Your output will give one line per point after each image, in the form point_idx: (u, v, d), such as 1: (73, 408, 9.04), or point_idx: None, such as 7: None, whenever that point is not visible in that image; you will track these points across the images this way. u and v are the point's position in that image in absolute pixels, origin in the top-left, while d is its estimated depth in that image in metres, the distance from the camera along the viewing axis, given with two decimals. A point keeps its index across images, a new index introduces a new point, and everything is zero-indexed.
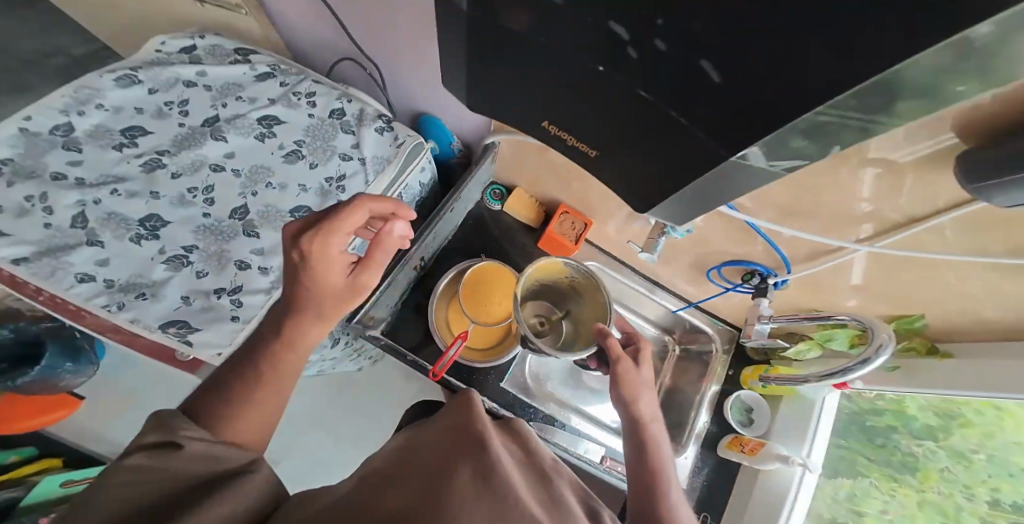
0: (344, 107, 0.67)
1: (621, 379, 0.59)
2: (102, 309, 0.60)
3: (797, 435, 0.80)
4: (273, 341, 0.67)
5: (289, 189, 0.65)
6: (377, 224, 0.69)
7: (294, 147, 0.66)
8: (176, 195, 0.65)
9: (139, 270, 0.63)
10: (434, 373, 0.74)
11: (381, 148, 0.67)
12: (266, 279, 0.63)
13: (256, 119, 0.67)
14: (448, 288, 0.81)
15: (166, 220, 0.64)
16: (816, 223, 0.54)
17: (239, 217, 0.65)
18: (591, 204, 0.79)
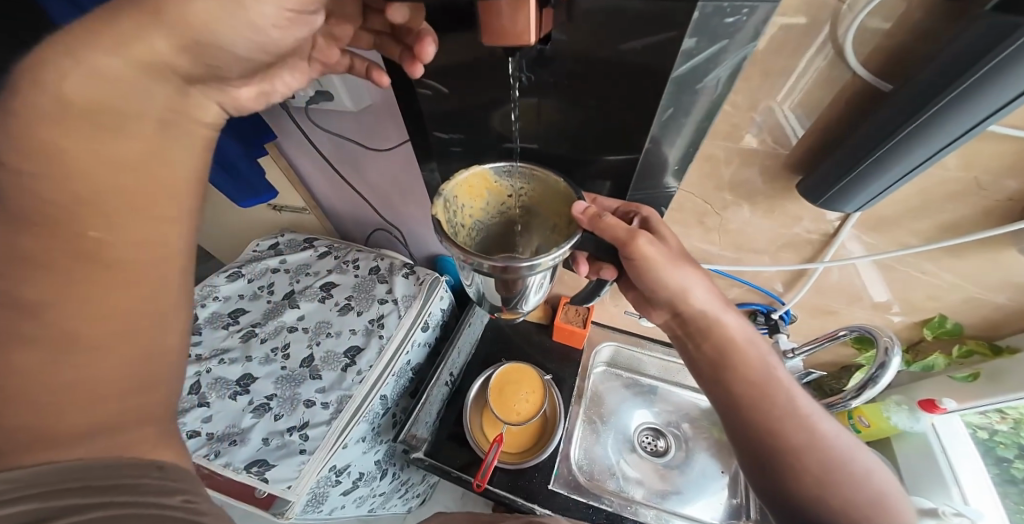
0: (380, 264, 0.89)
1: (643, 266, 0.43)
2: (202, 458, 0.68)
3: (936, 477, 0.71)
4: (331, 478, 0.73)
5: (344, 334, 0.81)
6: (412, 350, 0.81)
7: (346, 302, 0.85)
8: (264, 354, 0.80)
9: (233, 418, 0.73)
10: (478, 482, 0.76)
11: (408, 288, 0.84)
12: (327, 411, 0.72)
13: (320, 287, 0.88)
14: (478, 397, 0.89)
15: (253, 376, 0.77)
16: (768, 253, 0.59)
17: (307, 364, 0.78)
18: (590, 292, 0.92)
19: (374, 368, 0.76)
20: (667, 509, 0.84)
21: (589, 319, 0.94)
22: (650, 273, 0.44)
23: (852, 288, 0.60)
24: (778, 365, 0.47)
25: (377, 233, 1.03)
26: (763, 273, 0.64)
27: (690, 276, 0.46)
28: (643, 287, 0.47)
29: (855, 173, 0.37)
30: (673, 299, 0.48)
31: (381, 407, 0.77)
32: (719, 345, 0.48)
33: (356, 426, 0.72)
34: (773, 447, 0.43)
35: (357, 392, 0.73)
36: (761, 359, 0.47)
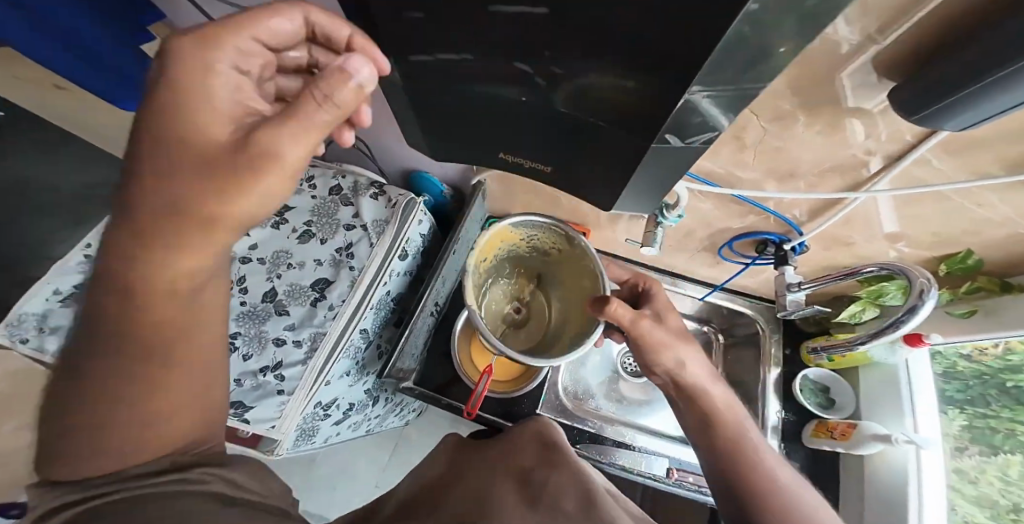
0: (342, 183, 0.75)
1: (644, 346, 0.51)
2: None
3: (894, 407, 0.75)
4: (319, 412, 0.71)
5: (307, 265, 0.70)
6: (390, 281, 0.73)
7: (305, 228, 0.72)
8: (217, 289, 0.68)
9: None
10: (468, 411, 0.76)
11: (379, 212, 0.72)
12: (301, 350, 0.65)
13: (271, 210, 0.73)
14: (466, 327, 0.86)
15: (208, 314, 0.67)
16: (810, 174, 0.51)
17: (270, 299, 0.68)
18: (588, 214, 0.82)
19: (346, 303, 0.67)
20: (635, 425, 0.88)
21: None
22: (649, 346, 0.51)
23: (893, 214, 0.54)
24: (751, 429, 0.49)
25: (337, 144, 0.88)
26: (791, 200, 0.57)
27: (685, 352, 0.51)
28: (641, 355, 0.52)
29: (983, 83, 0.27)
30: (657, 349, 0.51)
31: (363, 340, 0.73)
32: (706, 422, 0.50)
33: (336, 364, 0.67)
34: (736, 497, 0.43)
35: (330, 331, 0.66)
36: (728, 408, 0.50)
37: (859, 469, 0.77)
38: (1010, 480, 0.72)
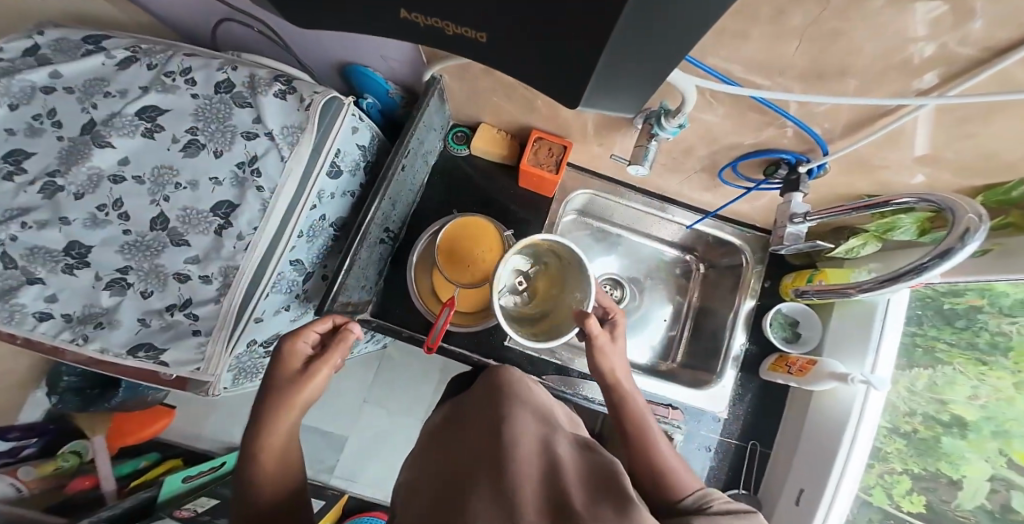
0: (231, 78, 0.57)
1: (603, 350, 0.59)
2: (68, 345, 0.54)
3: (860, 344, 0.73)
4: (259, 350, 0.64)
5: (202, 185, 0.55)
6: (319, 203, 0.61)
7: (189, 137, 0.56)
8: (87, 216, 0.54)
9: (85, 299, 0.55)
10: (428, 346, 0.69)
11: (288, 116, 0.56)
12: (213, 286, 0.55)
13: (136, 113, 0.56)
14: (424, 255, 0.76)
15: (86, 245, 0.55)
16: (866, 72, 0.37)
17: (161, 226, 0.55)
18: (567, 122, 0.67)
19: (258, 232, 0.55)
20: None
21: (565, 162, 0.71)
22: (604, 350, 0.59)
23: (949, 131, 0.42)
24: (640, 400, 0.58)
25: (229, 26, 0.68)
26: (831, 107, 0.43)
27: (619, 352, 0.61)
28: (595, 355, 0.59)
29: None
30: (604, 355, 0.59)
31: (297, 272, 0.64)
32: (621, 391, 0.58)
33: (262, 301, 0.58)
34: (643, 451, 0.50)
35: (245, 265, 0.55)
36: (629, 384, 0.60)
37: (804, 400, 0.81)
38: (915, 389, 0.74)
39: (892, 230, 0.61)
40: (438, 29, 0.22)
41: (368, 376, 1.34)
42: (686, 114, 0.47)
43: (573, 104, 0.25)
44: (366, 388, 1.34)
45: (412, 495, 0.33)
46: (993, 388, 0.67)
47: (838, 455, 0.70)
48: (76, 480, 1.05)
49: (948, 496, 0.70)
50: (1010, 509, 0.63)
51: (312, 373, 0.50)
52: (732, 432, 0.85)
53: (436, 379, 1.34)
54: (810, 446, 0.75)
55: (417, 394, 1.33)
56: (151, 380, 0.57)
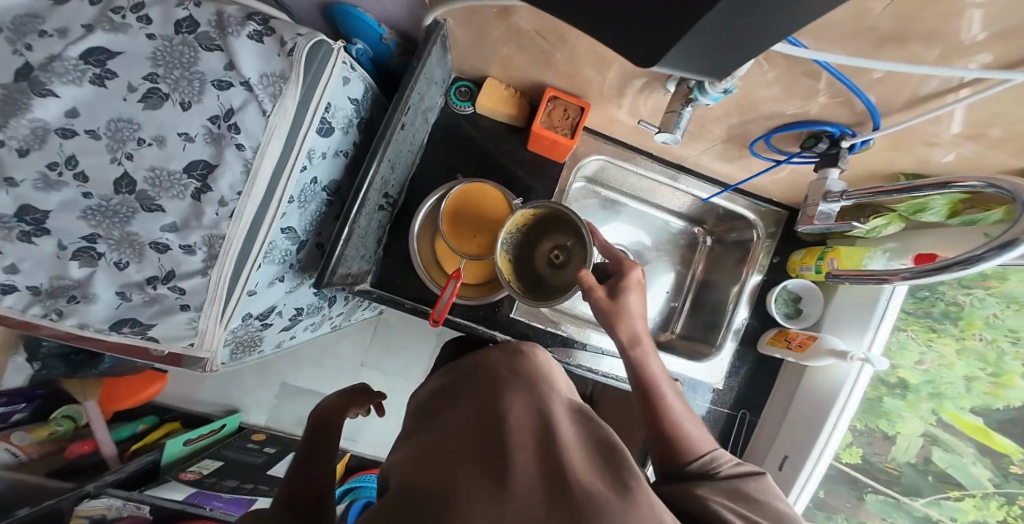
0: (194, 12, 0.47)
1: (612, 306, 0.54)
2: (40, 321, 0.49)
3: (861, 322, 0.73)
4: (254, 323, 0.61)
5: (170, 142, 0.47)
6: (311, 163, 0.55)
7: (148, 85, 0.46)
8: (37, 177, 0.46)
9: (52, 270, 0.48)
10: (434, 319, 0.66)
11: (268, 62, 0.47)
12: (198, 258, 0.49)
13: (80, 56, 0.45)
14: (428, 222, 0.71)
15: (42, 211, 0.47)
16: (957, 36, 0.33)
17: (127, 189, 0.47)
18: (585, 80, 0.60)
19: (244, 197, 0.49)
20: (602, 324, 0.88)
21: (581, 125, 0.65)
22: (615, 311, 0.53)
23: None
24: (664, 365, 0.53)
25: None
26: (900, 75, 0.39)
27: (634, 308, 0.54)
28: (607, 314, 0.53)
29: None
30: (609, 314, 0.54)
31: (289, 241, 0.58)
32: (636, 353, 0.53)
33: (255, 271, 0.54)
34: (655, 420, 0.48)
35: (230, 235, 0.49)
36: (646, 343, 0.53)
37: (798, 373, 0.82)
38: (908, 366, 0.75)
39: (922, 211, 0.59)
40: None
41: (364, 339, 1.33)
42: (735, 78, 0.42)
43: (650, 64, 0.22)
44: (362, 352, 1.33)
45: (441, 453, 0.37)
46: (937, 354, 0.71)
47: (824, 428, 0.72)
48: (74, 445, 1.06)
49: (881, 450, 0.75)
50: (931, 462, 0.72)
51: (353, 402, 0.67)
52: (725, 401, 0.87)
53: (433, 343, 1.34)
54: (800, 416, 0.78)
55: (414, 359, 1.34)
56: (144, 355, 0.54)
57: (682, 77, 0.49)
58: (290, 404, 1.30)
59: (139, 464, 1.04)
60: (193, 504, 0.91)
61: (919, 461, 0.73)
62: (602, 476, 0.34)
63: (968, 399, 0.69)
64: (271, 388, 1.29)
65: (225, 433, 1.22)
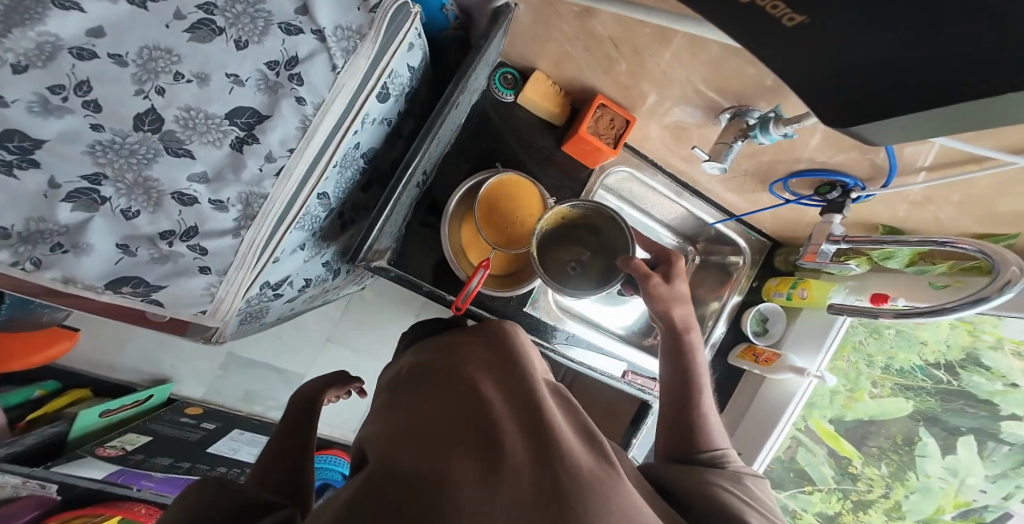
0: None
1: (657, 291, 0.57)
2: (7, 270, 0.38)
3: (816, 345, 0.86)
4: (267, 293, 0.56)
5: (214, 82, 0.39)
6: (361, 129, 0.51)
7: (200, 13, 0.37)
8: (34, 99, 0.33)
9: (28, 210, 0.37)
10: (458, 307, 0.67)
11: (345, 13, 0.42)
12: (230, 217, 0.44)
13: None
14: (461, 205, 0.70)
15: (35, 139, 0.35)
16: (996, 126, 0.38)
17: (151, 128, 0.38)
18: (638, 95, 0.61)
19: (295, 155, 0.44)
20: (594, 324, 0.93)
21: (625, 138, 0.67)
22: (658, 299, 0.57)
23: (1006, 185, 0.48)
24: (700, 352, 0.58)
25: None
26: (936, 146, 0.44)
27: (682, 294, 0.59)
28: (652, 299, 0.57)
29: None
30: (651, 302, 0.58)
31: (321, 208, 0.54)
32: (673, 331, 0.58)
33: (286, 237, 0.50)
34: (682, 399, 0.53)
35: (273, 195, 0.45)
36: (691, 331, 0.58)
37: (757, 382, 0.93)
38: (842, 388, 0.89)
39: (890, 258, 0.70)
40: (752, 10, 0.18)
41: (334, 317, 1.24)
42: (797, 125, 0.46)
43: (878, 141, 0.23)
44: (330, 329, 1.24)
45: (458, 419, 0.41)
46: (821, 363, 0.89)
47: (776, 427, 0.87)
48: None
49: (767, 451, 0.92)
50: (795, 459, 0.92)
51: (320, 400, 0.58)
52: None
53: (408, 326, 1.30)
54: (755, 417, 0.91)
55: (386, 341, 1.24)
56: (142, 319, 0.47)
57: (738, 113, 0.52)
58: (237, 376, 1.13)
59: (42, 434, 0.82)
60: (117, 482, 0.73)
61: (786, 458, 0.92)
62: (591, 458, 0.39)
63: (830, 409, 0.89)
64: (215, 358, 1.11)
65: (150, 406, 1.01)
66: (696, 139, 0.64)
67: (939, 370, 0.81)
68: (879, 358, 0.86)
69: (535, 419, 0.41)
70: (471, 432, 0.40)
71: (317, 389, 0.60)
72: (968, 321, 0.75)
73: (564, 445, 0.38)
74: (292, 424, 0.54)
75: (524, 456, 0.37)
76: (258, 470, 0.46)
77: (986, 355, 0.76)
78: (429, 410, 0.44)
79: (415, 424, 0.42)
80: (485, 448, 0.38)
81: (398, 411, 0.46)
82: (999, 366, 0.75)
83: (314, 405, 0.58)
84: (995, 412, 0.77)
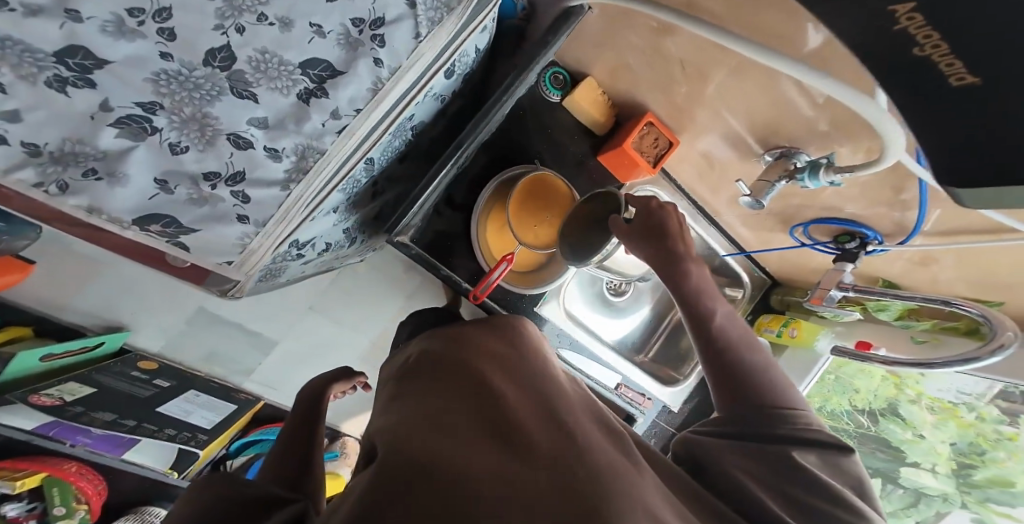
0: None
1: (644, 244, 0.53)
2: (28, 191, 0.33)
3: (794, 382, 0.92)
4: (292, 252, 0.54)
5: (297, 28, 0.36)
6: (422, 101, 0.52)
7: None
8: (110, 18, 0.28)
9: (67, 130, 0.32)
10: (475, 297, 0.71)
11: None
12: (283, 166, 0.43)
13: None
14: (493, 198, 0.70)
15: (100, 60, 0.29)
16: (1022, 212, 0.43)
17: (220, 65, 0.34)
18: (689, 119, 0.62)
19: (361, 116, 0.44)
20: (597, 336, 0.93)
21: (665, 159, 0.68)
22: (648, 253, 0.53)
23: (1016, 261, 0.51)
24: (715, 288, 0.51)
25: None
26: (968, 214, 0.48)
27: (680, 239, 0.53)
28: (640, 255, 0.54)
29: None
30: (644, 255, 0.54)
31: (364, 173, 0.54)
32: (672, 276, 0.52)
33: (328, 197, 0.50)
34: (712, 356, 0.49)
35: (331, 152, 0.44)
36: (693, 269, 0.51)
37: None
38: None
39: (882, 310, 0.75)
40: (932, 69, 0.18)
41: None
42: (844, 175, 0.49)
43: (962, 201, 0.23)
44: None
45: (472, 419, 0.40)
46: None
47: None
48: None
49: None
50: None
51: (322, 393, 0.55)
52: (671, 422, 1.00)
53: None
54: None
55: None
56: (162, 260, 0.45)
57: (785, 154, 0.55)
58: (206, 334, 0.90)
59: None
60: (47, 436, 0.59)
61: None
62: (615, 453, 0.39)
63: None
64: (182, 312, 0.86)
65: (98, 355, 0.77)
66: (730, 171, 0.67)
67: (863, 416, 0.96)
68: (817, 397, 0.99)
69: (550, 418, 0.41)
70: (486, 428, 0.39)
71: (323, 384, 0.56)
72: (898, 376, 0.86)
73: (586, 443, 0.38)
74: (299, 421, 0.50)
75: (546, 448, 0.37)
76: (266, 470, 0.44)
77: (905, 407, 0.89)
78: (438, 402, 0.43)
79: (427, 417, 0.41)
80: (505, 454, 0.36)
81: (405, 401, 0.45)
82: (910, 417, 0.90)
83: (321, 400, 0.54)
84: (901, 458, 0.93)
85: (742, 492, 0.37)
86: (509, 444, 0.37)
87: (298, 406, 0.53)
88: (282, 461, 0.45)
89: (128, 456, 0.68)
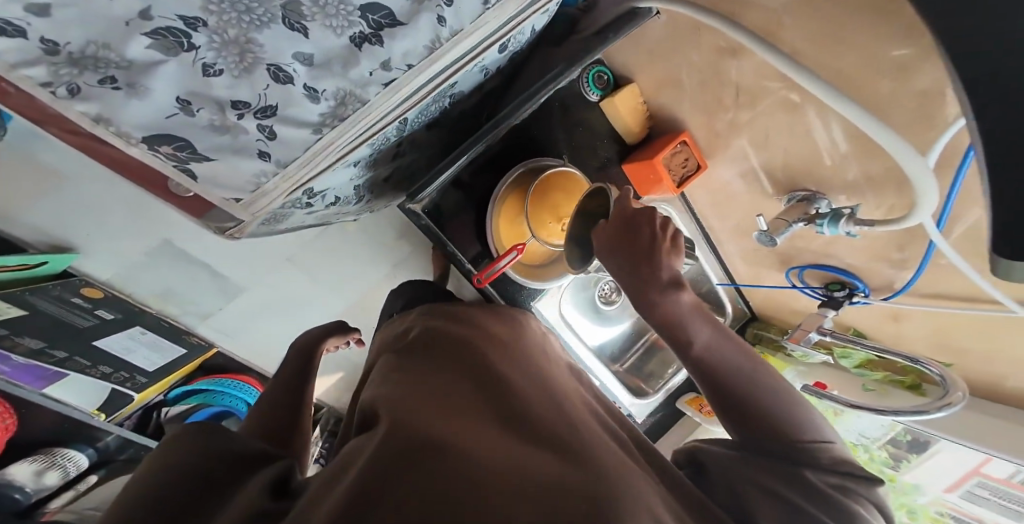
0: None
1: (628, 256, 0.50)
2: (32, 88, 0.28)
3: None
4: (302, 200, 0.50)
5: None
6: (470, 70, 0.50)
7: None
8: None
9: (94, 33, 0.27)
10: (479, 282, 0.69)
11: None
12: (319, 108, 0.39)
13: None
14: (514, 183, 0.68)
15: None
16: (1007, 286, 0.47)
17: None
18: (723, 146, 0.64)
19: (411, 72, 0.41)
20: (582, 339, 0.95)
21: (690, 181, 0.68)
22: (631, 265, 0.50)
23: (982, 328, 0.57)
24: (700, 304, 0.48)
25: None
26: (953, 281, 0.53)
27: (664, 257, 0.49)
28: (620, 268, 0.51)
29: None
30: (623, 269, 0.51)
31: (394, 132, 0.51)
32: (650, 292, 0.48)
33: (354, 151, 0.47)
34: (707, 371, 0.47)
35: (372, 104, 0.42)
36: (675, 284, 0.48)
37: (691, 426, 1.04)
38: None
39: (846, 356, 0.81)
40: None
41: None
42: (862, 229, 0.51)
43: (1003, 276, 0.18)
44: None
45: (477, 406, 0.37)
46: None
47: None
48: None
49: None
50: None
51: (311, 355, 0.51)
52: None
53: None
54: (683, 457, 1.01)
55: None
56: (163, 187, 0.41)
57: (809, 198, 0.57)
58: (169, 271, 0.82)
59: None
60: None
61: None
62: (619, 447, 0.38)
63: None
64: (146, 243, 0.78)
65: (38, 275, 0.67)
66: (746, 203, 0.70)
67: None
68: None
69: (558, 413, 0.39)
70: (492, 417, 0.36)
71: (315, 339, 0.53)
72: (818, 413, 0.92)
73: (593, 437, 0.37)
74: (286, 380, 0.47)
75: (557, 440, 0.34)
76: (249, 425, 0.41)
77: None
78: (432, 386, 0.39)
79: (422, 399, 0.37)
80: (515, 440, 0.34)
81: (397, 378, 0.41)
82: None
83: (311, 360, 0.50)
84: None
85: (744, 505, 0.37)
86: (519, 433, 0.35)
87: (285, 365, 0.49)
88: (268, 422, 0.41)
89: (53, 393, 0.60)
